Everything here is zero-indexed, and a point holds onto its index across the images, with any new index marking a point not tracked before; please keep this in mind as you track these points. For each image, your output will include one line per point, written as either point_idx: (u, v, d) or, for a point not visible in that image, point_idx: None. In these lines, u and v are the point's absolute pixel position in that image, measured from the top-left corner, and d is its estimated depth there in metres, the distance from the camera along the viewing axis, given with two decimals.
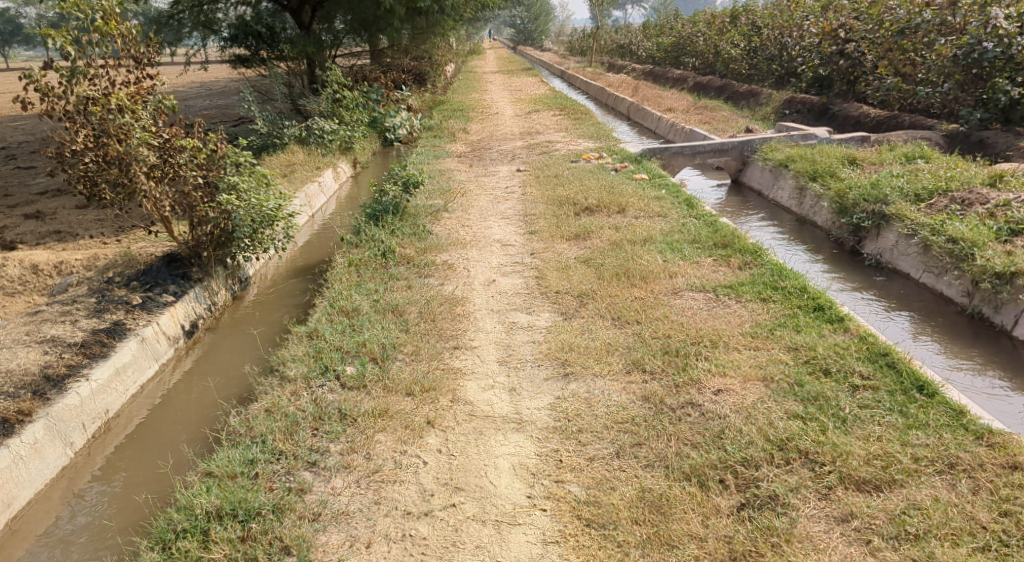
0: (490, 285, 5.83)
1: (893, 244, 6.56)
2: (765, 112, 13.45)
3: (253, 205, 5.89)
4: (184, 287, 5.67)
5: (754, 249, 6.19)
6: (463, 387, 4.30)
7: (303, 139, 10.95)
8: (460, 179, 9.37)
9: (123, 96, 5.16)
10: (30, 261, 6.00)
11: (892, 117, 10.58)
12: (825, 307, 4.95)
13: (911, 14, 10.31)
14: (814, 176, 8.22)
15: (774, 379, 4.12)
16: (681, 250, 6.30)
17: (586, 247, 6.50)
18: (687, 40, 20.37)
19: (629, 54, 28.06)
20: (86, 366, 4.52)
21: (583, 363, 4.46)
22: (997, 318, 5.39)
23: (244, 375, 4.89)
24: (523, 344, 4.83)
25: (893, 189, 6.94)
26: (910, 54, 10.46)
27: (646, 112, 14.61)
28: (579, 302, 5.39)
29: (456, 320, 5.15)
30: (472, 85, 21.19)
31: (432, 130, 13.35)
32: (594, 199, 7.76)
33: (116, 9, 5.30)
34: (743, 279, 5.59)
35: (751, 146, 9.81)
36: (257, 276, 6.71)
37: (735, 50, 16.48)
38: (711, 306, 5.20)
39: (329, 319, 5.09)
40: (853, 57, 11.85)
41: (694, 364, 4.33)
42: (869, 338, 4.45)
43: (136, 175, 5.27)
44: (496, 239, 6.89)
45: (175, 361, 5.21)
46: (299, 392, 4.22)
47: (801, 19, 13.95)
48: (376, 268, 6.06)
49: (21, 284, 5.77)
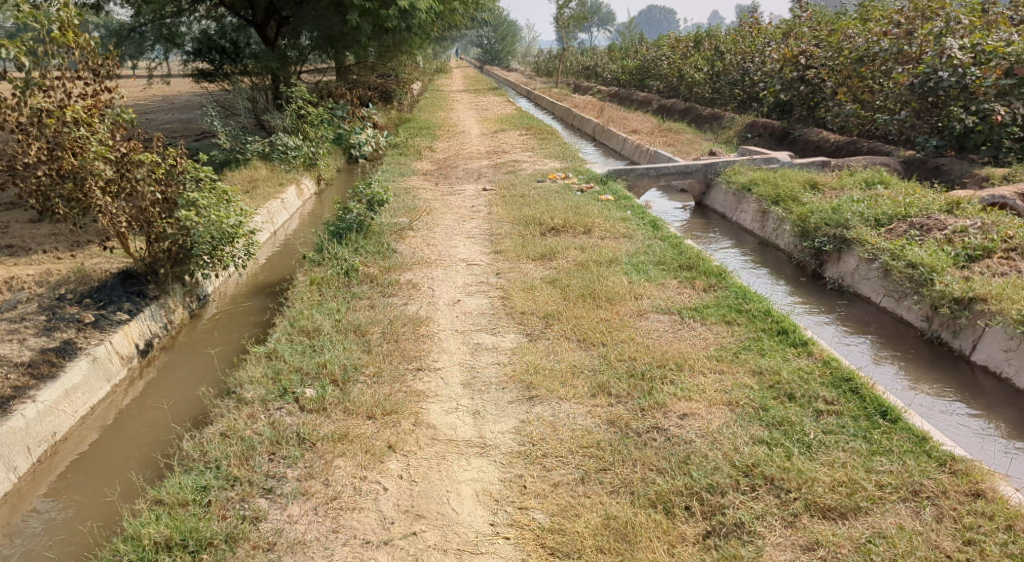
0: (455, 304, 5.77)
1: (854, 267, 6.69)
2: (728, 136, 13.71)
3: (213, 221, 5.74)
4: (140, 305, 5.49)
5: (718, 271, 6.25)
6: (426, 409, 4.22)
7: (266, 155, 10.79)
8: (426, 197, 9.32)
9: (80, 109, 5.02)
10: None
11: (850, 143, 10.86)
12: (789, 330, 5.00)
13: (869, 43, 10.64)
14: (777, 200, 8.36)
15: (739, 403, 4.13)
16: (646, 272, 6.33)
17: (551, 268, 6.49)
18: (651, 63, 20.72)
19: (595, 76, 28.42)
20: (33, 388, 4.33)
21: (549, 386, 4.42)
22: (955, 342, 5.52)
23: (201, 397, 4.72)
24: (488, 365, 4.77)
25: (853, 214, 7.10)
26: (869, 82, 10.76)
27: (611, 133, 14.78)
28: (544, 323, 5.37)
29: (420, 341, 5.07)
30: (438, 103, 21.22)
31: (398, 147, 13.28)
32: (560, 219, 7.78)
33: (75, 20, 5.16)
34: (707, 301, 5.63)
35: (715, 169, 9.96)
36: (217, 293, 6.53)
37: (698, 74, 16.82)
38: (676, 328, 5.22)
39: (290, 339, 4.96)
40: (814, 84, 12.17)
41: (660, 388, 4.31)
42: (833, 362, 4.50)
43: (91, 190, 5.13)
44: (462, 258, 6.85)
45: (128, 382, 5.00)
46: (257, 415, 4.08)
47: (763, 45, 14.32)
48: (339, 287, 5.95)
49: None
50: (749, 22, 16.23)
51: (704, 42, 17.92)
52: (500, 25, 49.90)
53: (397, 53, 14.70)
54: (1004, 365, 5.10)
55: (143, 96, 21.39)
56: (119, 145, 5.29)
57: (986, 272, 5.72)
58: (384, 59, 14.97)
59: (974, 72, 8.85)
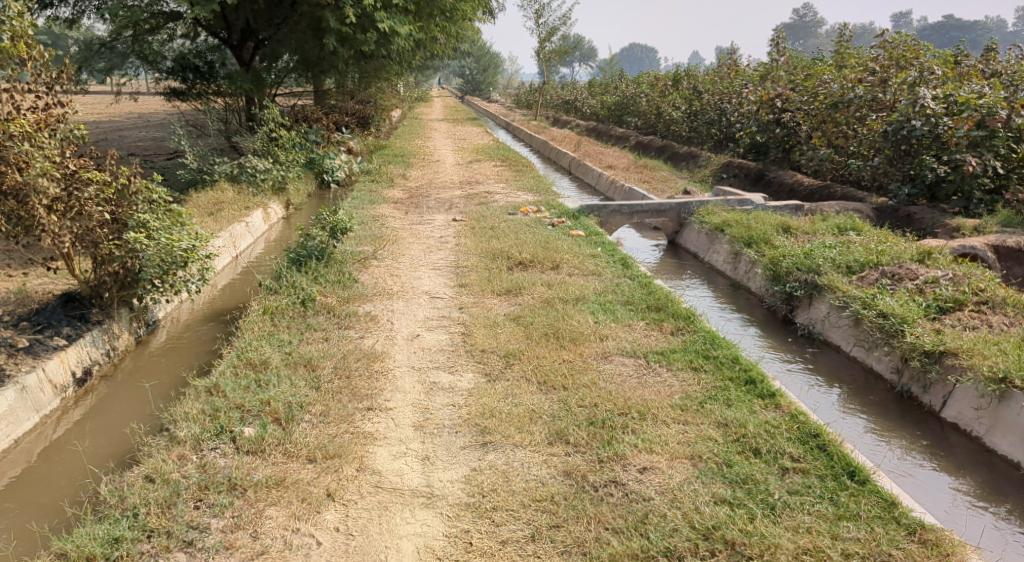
0: (414, 339, 5.56)
1: (825, 314, 6.63)
2: (703, 175, 13.79)
3: (163, 245, 5.39)
4: (80, 330, 5.17)
5: (687, 314, 6.13)
6: (372, 453, 3.99)
7: (234, 176, 10.53)
8: (394, 226, 9.14)
9: (26, 122, 4.73)
10: None
11: (823, 188, 10.92)
12: (757, 380, 4.86)
13: (844, 89, 10.80)
14: (749, 242, 8.33)
15: (702, 457, 3.96)
16: (613, 312, 6.20)
17: (516, 304, 6.33)
18: (630, 100, 20.91)
19: (574, 109, 28.64)
20: None
21: (504, 432, 4.22)
22: (925, 398, 5.46)
23: (137, 431, 4.43)
24: (442, 407, 4.55)
25: (825, 260, 7.08)
26: (843, 127, 10.93)
27: (587, 168, 14.79)
28: (505, 362, 5.18)
29: (373, 378, 4.84)
30: (416, 131, 21.17)
31: (371, 173, 13.12)
32: (528, 253, 7.64)
33: (29, 32, 4.97)
34: (675, 346, 5.49)
35: (688, 208, 9.93)
36: (169, 318, 6.23)
37: (676, 112, 16.97)
38: (641, 373, 5.07)
39: (234, 373, 4.69)
40: (789, 127, 12.36)
41: (621, 438, 4.13)
42: (800, 416, 4.35)
43: (33, 208, 4.80)
44: (425, 291, 6.66)
45: (60, 413, 4.69)
46: (187, 457, 3.82)
47: (740, 87, 14.49)
48: (294, 317, 5.72)
49: None
50: (728, 63, 16.45)
51: (683, 81, 18.13)
52: (482, 57, 50.51)
53: (376, 79, 14.61)
54: (975, 424, 5.05)
55: (117, 112, 21.03)
56: (68, 162, 5.04)
57: (956, 325, 5.68)
58: (363, 84, 14.86)
59: (947, 122, 8.96)
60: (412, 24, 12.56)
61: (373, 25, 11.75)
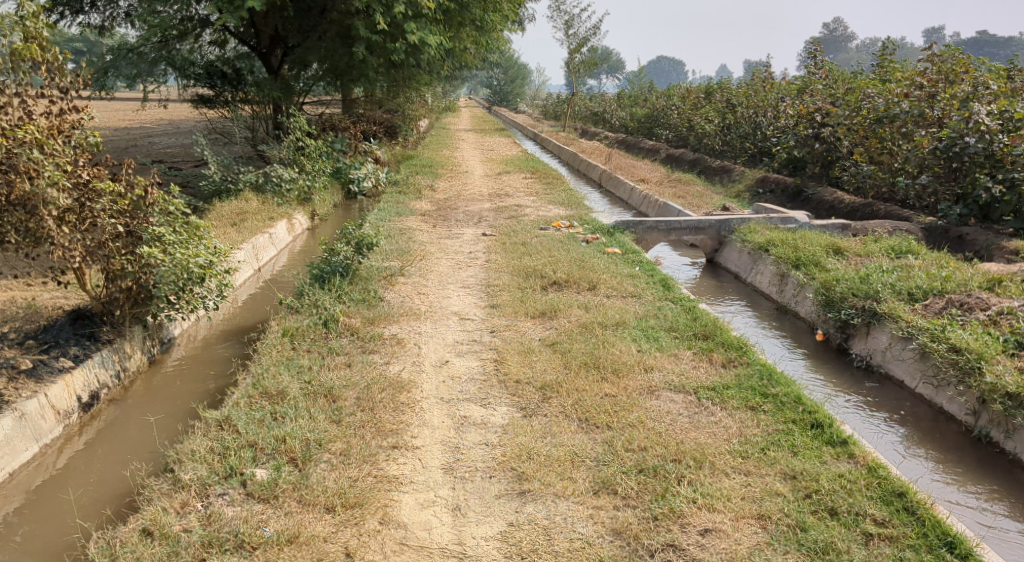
0: (442, 366, 5.15)
1: (886, 345, 6.09)
2: (739, 190, 13.28)
3: (178, 261, 4.98)
4: (89, 349, 4.73)
5: (739, 344, 5.66)
6: (396, 502, 3.62)
7: (258, 185, 10.22)
8: (421, 240, 8.78)
9: (37, 128, 4.35)
10: None
11: (867, 205, 10.36)
12: (824, 425, 4.52)
13: (889, 104, 10.25)
14: (797, 263, 7.82)
15: (772, 519, 3.71)
16: (657, 339, 5.73)
17: (551, 328, 5.90)
18: (661, 112, 20.42)
19: (603, 121, 28.12)
20: None
21: (544, 479, 3.87)
22: (1008, 444, 4.91)
23: (139, 472, 4.03)
24: (474, 446, 4.15)
25: (884, 286, 6.57)
26: (888, 143, 10.40)
27: (619, 181, 14.35)
28: (541, 395, 4.75)
29: (398, 411, 4.42)
30: (444, 141, 20.88)
31: (398, 184, 12.81)
32: (563, 272, 7.19)
33: (44, 33, 4.61)
34: (728, 381, 5.06)
35: (729, 226, 9.42)
36: (185, 336, 5.83)
37: (708, 125, 16.42)
38: (692, 413, 4.65)
39: (249, 404, 4.29)
40: (829, 142, 11.68)
41: (676, 491, 3.84)
42: (879, 470, 4.10)
43: (43, 219, 4.40)
44: (454, 311, 6.24)
45: (62, 441, 4.29)
46: (191, 506, 3.46)
47: (777, 100, 13.93)
48: (315, 340, 5.32)
49: None
50: (762, 76, 15.89)
51: (715, 94, 17.59)
52: (511, 68, 50.69)
53: (404, 87, 14.30)
54: None
55: (148, 120, 20.94)
56: (82, 172, 4.67)
57: None
58: (390, 93, 14.60)
59: (1003, 139, 8.36)
60: (441, 33, 12.21)
61: (402, 34, 11.42)
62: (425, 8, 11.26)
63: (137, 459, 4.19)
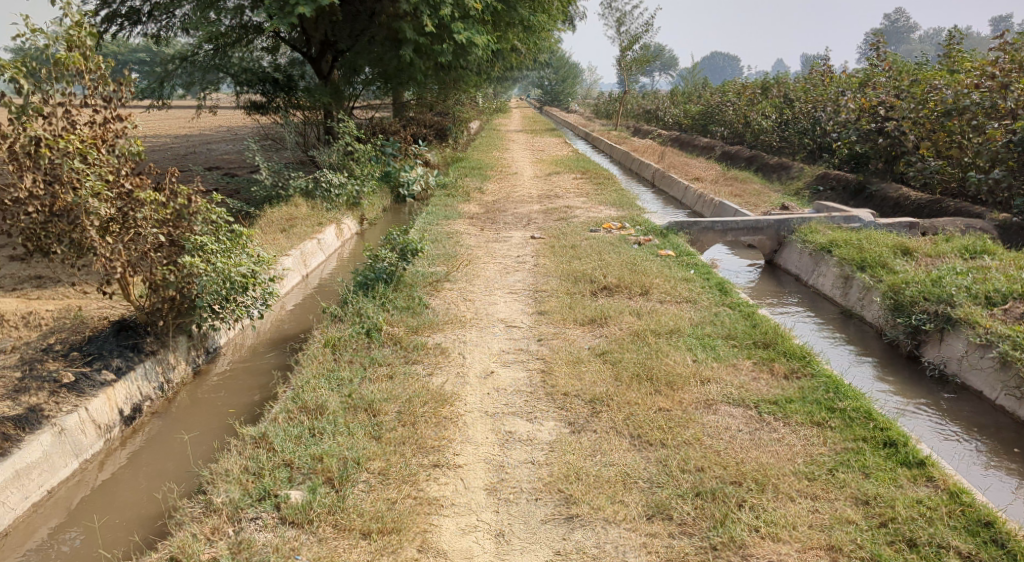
0: (487, 377, 4.95)
1: (962, 353, 5.63)
2: (798, 187, 12.72)
3: (220, 271, 4.89)
4: (132, 361, 4.69)
5: (803, 354, 5.30)
6: (436, 527, 3.45)
7: (309, 191, 10.22)
8: (469, 244, 8.62)
9: (78, 137, 4.31)
10: None
11: (936, 202, 9.73)
12: (898, 443, 4.15)
13: (958, 95, 9.58)
14: (863, 264, 7.35)
15: (843, 552, 3.40)
16: (714, 348, 5.40)
17: (601, 336, 5.65)
18: (715, 109, 19.83)
19: (655, 119, 27.53)
20: None
21: (593, 503, 3.65)
22: None
23: (171, 494, 3.94)
24: (520, 465, 3.96)
25: (959, 289, 6.07)
26: (957, 137, 9.61)
27: (672, 180, 13.96)
28: (591, 409, 4.50)
29: (441, 425, 4.24)
30: (494, 143, 20.74)
31: (447, 187, 12.70)
32: (614, 277, 6.92)
33: (89, 42, 4.57)
34: (791, 394, 4.71)
35: (788, 225, 8.95)
36: (231, 345, 5.79)
37: (765, 121, 15.83)
38: (753, 429, 4.34)
39: (287, 420, 4.18)
40: (893, 137, 10.94)
41: (736, 518, 3.57)
42: (961, 495, 3.73)
43: (85, 230, 4.34)
44: (501, 319, 6.04)
45: (103, 456, 4.26)
46: (222, 531, 3.35)
47: (837, 94, 13.30)
48: (357, 350, 5.20)
49: None
50: (821, 69, 15.23)
51: (772, 89, 16.93)
52: (562, 68, 50.42)
53: (453, 89, 14.21)
54: None
55: (207, 127, 21.42)
56: (124, 181, 4.60)
57: None
58: (440, 96, 14.54)
59: None
60: (489, 33, 12.04)
61: (450, 36, 11.24)
62: (472, 9, 11.09)
63: (172, 478, 4.12)
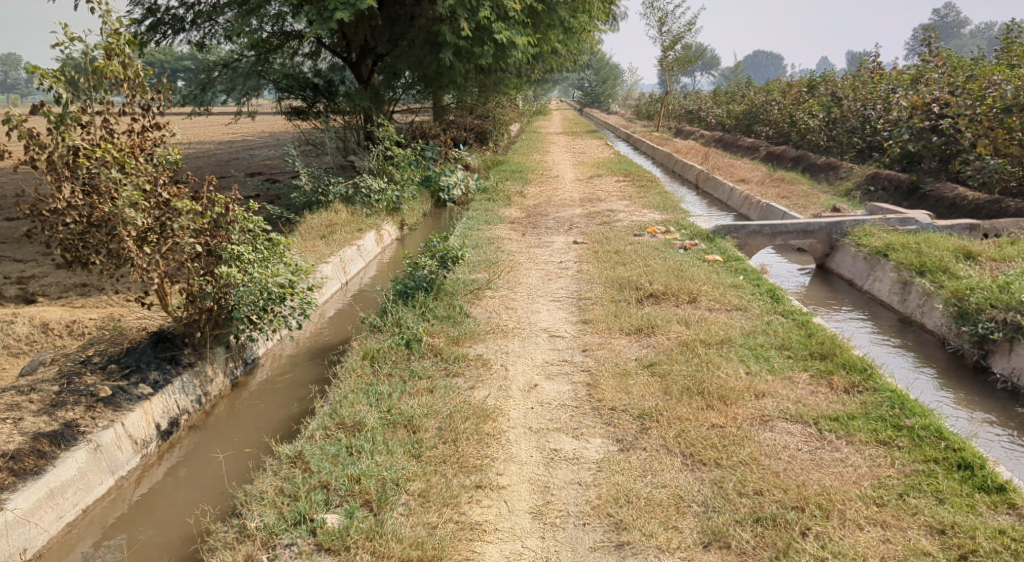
0: (530, 391, 4.76)
1: None
2: (848, 188, 12.23)
3: (256, 282, 4.82)
4: (170, 374, 4.65)
5: (864, 366, 4.96)
6: (478, 555, 3.29)
7: (349, 197, 10.16)
8: (510, 249, 8.45)
9: (115, 147, 4.27)
10: (42, 319, 5.40)
11: (994, 202, 9.23)
12: (974, 466, 3.83)
13: (1020, 91, 9.09)
14: (923, 269, 6.95)
15: None
16: (768, 360, 5.12)
17: (648, 346, 5.41)
18: (760, 108, 19.32)
19: (698, 120, 26.96)
20: (7, 487, 3.53)
21: (645, 529, 3.44)
22: None
23: (205, 515, 3.87)
24: (566, 486, 3.76)
25: None
26: (1018, 134, 9.12)
27: (717, 182, 13.59)
28: (639, 426, 4.28)
29: (483, 442, 4.07)
30: (535, 145, 20.56)
31: (488, 191, 12.56)
32: (660, 283, 6.66)
33: (126, 50, 4.53)
34: (853, 410, 4.41)
35: (841, 228, 8.53)
36: (269, 355, 5.74)
37: (812, 120, 15.30)
38: (813, 448, 4.06)
39: (324, 437, 4.07)
40: (949, 135, 10.48)
41: (801, 547, 3.32)
42: None
43: (122, 239, 4.27)
44: (544, 328, 5.85)
45: (140, 472, 4.22)
46: (256, 558, 3.24)
47: (888, 91, 12.80)
48: (395, 362, 5.07)
49: (28, 343, 5.13)
50: (870, 66, 14.71)
51: (819, 87, 16.40)
52: (602, 70, 50.04)
53: (493, 92, 14.09)
54: None
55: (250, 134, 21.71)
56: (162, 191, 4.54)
57: None
58: (479, 99, 14.42)
59: None
60: (529, 35, 11.88)
61: (489, 38, 11.11)
62: (511, 11, 10.94)
63: (206, 498, 4.04)
